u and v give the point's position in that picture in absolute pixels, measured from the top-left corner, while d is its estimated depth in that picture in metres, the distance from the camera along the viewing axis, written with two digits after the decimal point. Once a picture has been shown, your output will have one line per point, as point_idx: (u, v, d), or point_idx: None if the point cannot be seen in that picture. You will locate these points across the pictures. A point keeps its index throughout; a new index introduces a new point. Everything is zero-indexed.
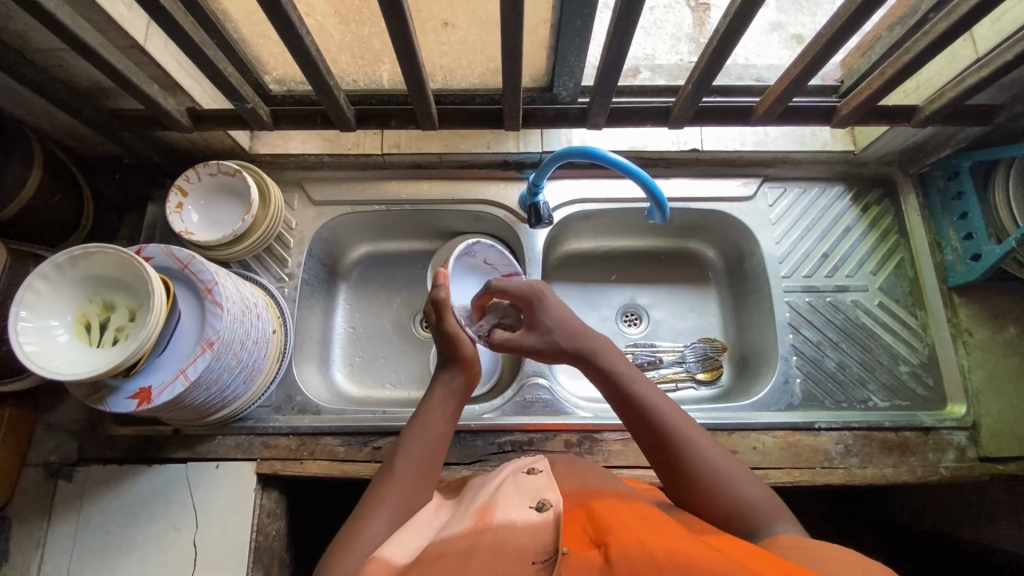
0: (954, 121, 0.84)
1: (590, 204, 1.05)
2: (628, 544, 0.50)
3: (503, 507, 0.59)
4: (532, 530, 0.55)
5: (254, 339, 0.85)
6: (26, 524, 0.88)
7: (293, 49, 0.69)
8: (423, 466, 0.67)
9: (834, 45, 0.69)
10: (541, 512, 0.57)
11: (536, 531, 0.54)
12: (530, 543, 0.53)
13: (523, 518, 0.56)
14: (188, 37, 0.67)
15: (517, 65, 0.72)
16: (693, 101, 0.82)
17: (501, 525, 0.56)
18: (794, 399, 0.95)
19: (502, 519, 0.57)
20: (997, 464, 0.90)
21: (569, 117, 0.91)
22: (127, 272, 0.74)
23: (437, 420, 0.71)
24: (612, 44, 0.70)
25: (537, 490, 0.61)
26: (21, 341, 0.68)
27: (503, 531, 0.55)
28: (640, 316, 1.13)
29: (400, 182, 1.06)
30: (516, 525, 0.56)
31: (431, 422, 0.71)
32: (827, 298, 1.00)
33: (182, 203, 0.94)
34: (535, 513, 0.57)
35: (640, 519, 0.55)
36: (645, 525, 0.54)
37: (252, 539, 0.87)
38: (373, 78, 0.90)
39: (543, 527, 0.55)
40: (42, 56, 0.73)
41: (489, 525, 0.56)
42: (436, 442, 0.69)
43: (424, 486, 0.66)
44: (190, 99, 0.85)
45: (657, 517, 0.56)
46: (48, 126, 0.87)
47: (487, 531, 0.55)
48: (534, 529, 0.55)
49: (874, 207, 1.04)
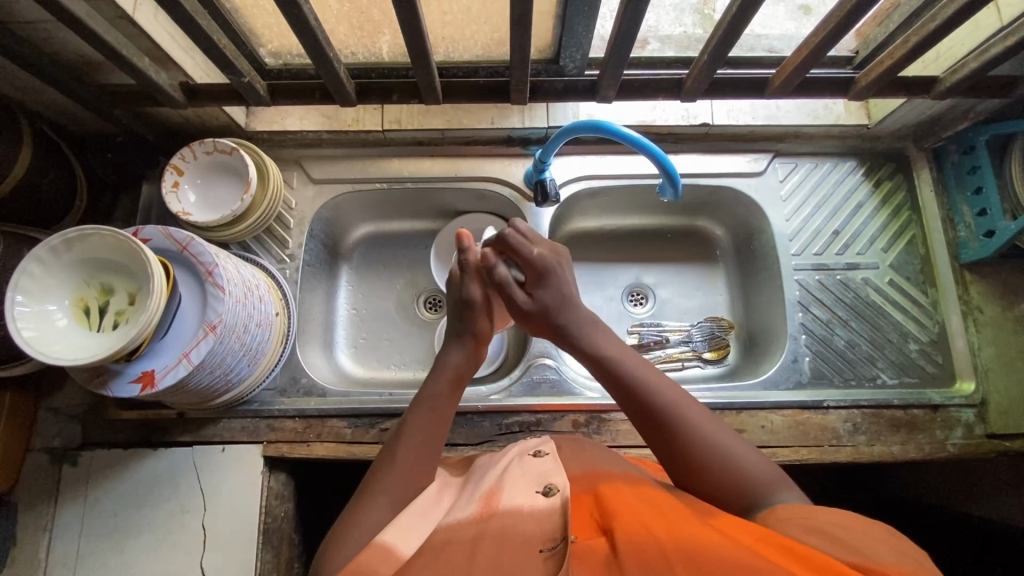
0: (975, 93, 0.81)
1: (597, 181, 1.02)
2: (635, 530, 0.50)
3: (510, 490, 0.59)
4: (537, 515, 0.55)
5: (257, 322, 0.84)
6: (33, 508, 0.88)
7: (291, 19, 0.66)
8: (422, 451, 0.66)
9: (856, 13, 0.66)
10: (548, 498, 0.56)
11: (540, 518, 0.54)
12: (536, 532, 0.53)
13: (531, 504, 0.56)
14: (179, 7, 0.64)
15: (525, 35, 0.69)
16: (707, 73, 0.79)
17: (507, 510, 0.56)
18: (803, 377, 0.94)
19: (509, 505, 0.56)
20: (1004, 441, 0.90)
21: (578, 90, 0.87)
22: (125, 254, 0.72)
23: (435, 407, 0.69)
24: (625, 12, 0.66)
25: (544, 474, 0.61)
26: (18, 326, 0.67)
27: (509, 516, 0.55)
28: (646, 295, 1.12)
29: (402, 159, 1.03)
30: (522, 510, 0.55)
31: (428, 404, 0.69)
32: (837, 276, 0.99)
33: (178, 182, 0.92)
34: (542, 499, 0.57)
35: (648, 503, 0.55)
36: (653, 508, 0.54)
37: (261, 521, 0.87)
38: (373, 50, 0.86)
39: (549, 512, 0.55)
40: (25, 29, 0.70)
41: (494, 510, 0.56)
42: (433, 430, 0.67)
43: (425, 470, 0.65)
44: (183, 73, 0.81)
45: (663, 500, 0.56)
46: (36, 103, 0.84)
47: (493, 517, 0.55)
48: (539, 515, 0.55)
49: (886, 182, 1.02)
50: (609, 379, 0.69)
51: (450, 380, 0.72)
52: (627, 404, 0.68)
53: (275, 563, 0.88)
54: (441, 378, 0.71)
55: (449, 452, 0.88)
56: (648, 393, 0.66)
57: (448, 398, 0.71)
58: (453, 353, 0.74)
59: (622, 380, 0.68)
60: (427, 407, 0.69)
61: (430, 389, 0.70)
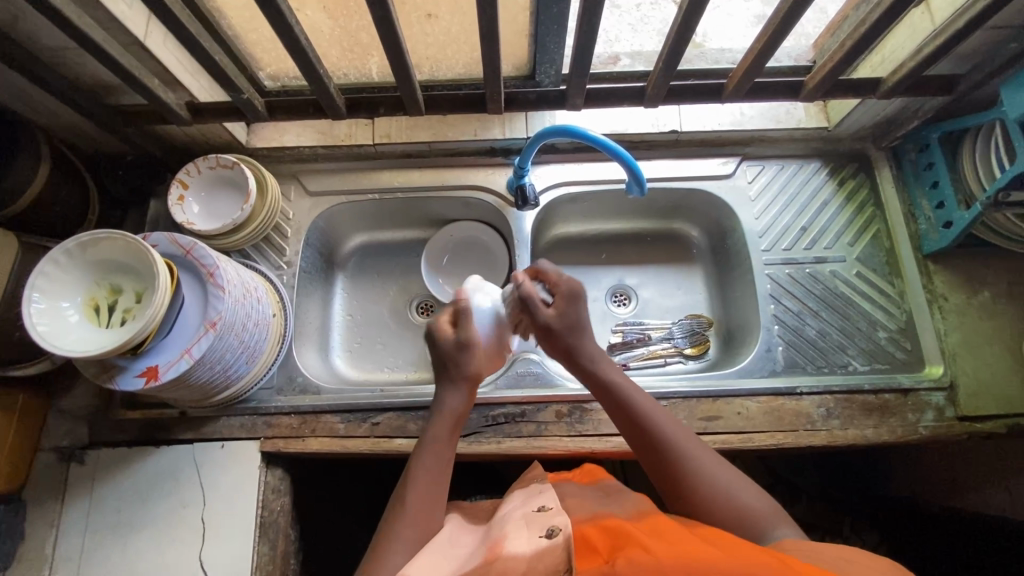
0: (917, 92, 0.88)
1: (575, 187, 1.09)
2: (633, 549, 0.54)
3: (514, 537, 0.60)
4: (539, 555, 0.56)
5: (255, 321, 0.89)
6: (41, 506, 0.92)
7: (285, 40, 0.73)
8: (432, 492, 0.71)
9: (791, 18, 0.73)
10: (550, 539, 0.58)
11: (544, 556, 0.56)
12: (539, 567, 0.55)
13: (533, 547, 0.58)
14: (186, 31, 0.72)
15: (495, 48, 0.76)
16: (664, 80, 0.86)
17: (510, 555, 0.57)
18: (777, 366, 0.98)
19: (513, 548, 0.58)
20: (976, 423, 0.93)
21: (550, 100, 0.94)
22: (134, 256, 0.78)
23: (436, 454, 0.74)
24: (583, 25, 0.74)
25: (546, 518, 0.62)
26: (34, 321, 0.72)
27: (511, 560, 0.56)
28: (628, 296, 1.17)
29: (392, 171, 1.10)
30: (524, 554, 0.56)
31: (440, 450, 0.75)
32: (806, 270, 1.04)
33: (183, 195, 0.98)
34: (545, 540, 0.58)
35: (648, 534, 0.58)
36: (656, 539, 0.57)
37: (257, 514, 0.91)
38: (363, 71, 0.95)
39: (550, 549, 0.56)
40: (49, 55, 0.78)
41: (498, 555, 0.57)
42: (438, 471, 0.73)
43: (433, 511, 0.70)
44: (189, 94, 0.89)
45: (665, 529, 0.59)
46: (54, 124, 0.92)
47: (496, 560, 0.57)
48: (540, 553, 0.56)
49: (849, 181, 1.08)
50: (620, 411, 0.76)
51: (453, 422, 0.77)
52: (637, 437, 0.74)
53: (272, 556, 0.91)
54: (449, 420, 0.77)
55: None
56: (657, 427, 0.73)
57: (450, 440, 0.76)
58: (451, 397, 0.79)
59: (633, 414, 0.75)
60: (433, 463, 0.74)
61: (433, 432, 0.76)
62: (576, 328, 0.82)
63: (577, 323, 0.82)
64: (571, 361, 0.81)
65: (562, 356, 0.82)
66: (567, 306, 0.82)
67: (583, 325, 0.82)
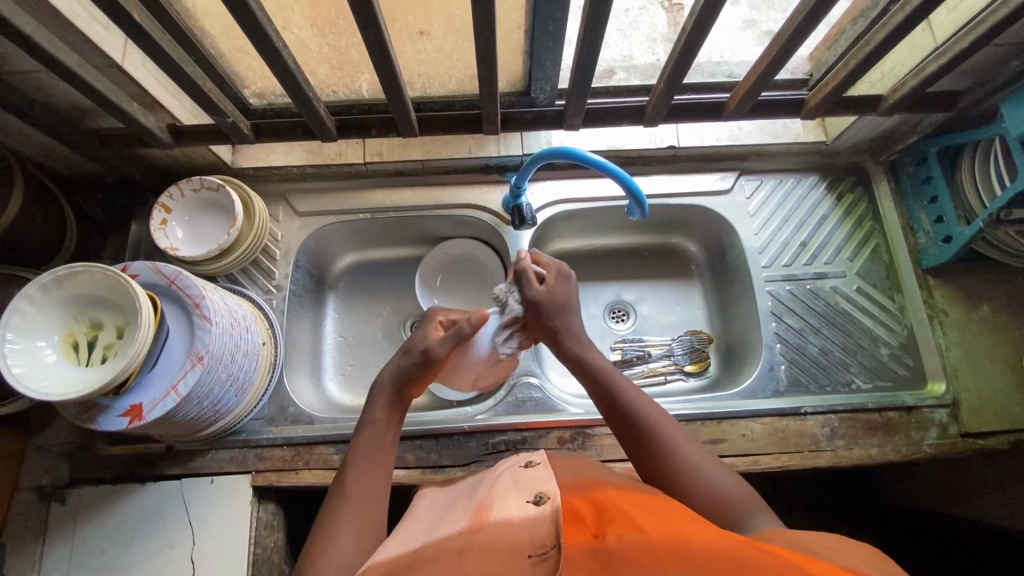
0: (918, 109, 0.87)
1: (573, 204, 1.07)
2: (623, 528, 0.52)
3: (501, 504, 0.59)
4: (526, 524, 0.54)
5: (243, 352, 0.85)
6: (19, 550, 0.87)
7: (272, 64, 0.70)
8: (374, 478, 0.68)
9: (797, 39, 0.71)
10: (538, 506, 0.56)
11: (530, 524, 0.54)
12: (524, 536, 0.52)
13: (520, 514, 0.56)
14: (165, 56, 0.68)
15: (492, 70, 0.74)
16: (665, 99, 0.83)
17: (497, 522, 0.56)
18: (780, 385, 0.97)
19: (499, 517, 0.57)
20: (978, 440, 0.92)
21: (547, 119, 0.93)
22: (114, 290, 0.74)
23: (381, 435, 0.72)
24: (583, 47, 0.71)
25: (535, 486, 0.61)
26: (8, 363, 0.68)
27: (496, 527, 0.55)
28: (627, 312, 1.15)
29: (382, 190, 1.07)
30: (511, 522, 0.55)
31: (377, 430, 0.72)
32: (806, 286, 1.03)
33: (166, 220, 0.94)
34: (533, 508, 0.56)
35: (638, 506, 0.57)
36: (643, 513, 0.55)
37: (250, 552, 0.87)
38: (353, 88, 0.91)
39: (537, 519, 0.54)
40: (19, 80, 0.74)
41: (483, 523, 0.56)
42: (384, 454, 0.70)
43: (378, 499, 0.67)
44: (170, 116, 0.85)
45: (653, 503, 0.58)
46: (29, 149, 0.87)
47: (481, 529, 0.55)
48: (527, 521, 0.55)
49: (848, 195, 1.07)
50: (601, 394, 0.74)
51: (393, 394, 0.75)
52: (620, 425, 0.71)
53: None
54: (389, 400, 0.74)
55: (437, 474, 0.90)
56: (642, 413, 0.70)
57: (393, 417, 0.74)
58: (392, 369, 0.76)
59: (617, 401, 0.72)
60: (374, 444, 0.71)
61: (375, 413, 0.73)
62: (565, 308, 0.79)
63: (566, 301, 0.79)
64: (557, 342, 0.78)
65: (547, 334, 0.79)
66: (558, 284, 0.80)
67: (571, 305, 0.80)
